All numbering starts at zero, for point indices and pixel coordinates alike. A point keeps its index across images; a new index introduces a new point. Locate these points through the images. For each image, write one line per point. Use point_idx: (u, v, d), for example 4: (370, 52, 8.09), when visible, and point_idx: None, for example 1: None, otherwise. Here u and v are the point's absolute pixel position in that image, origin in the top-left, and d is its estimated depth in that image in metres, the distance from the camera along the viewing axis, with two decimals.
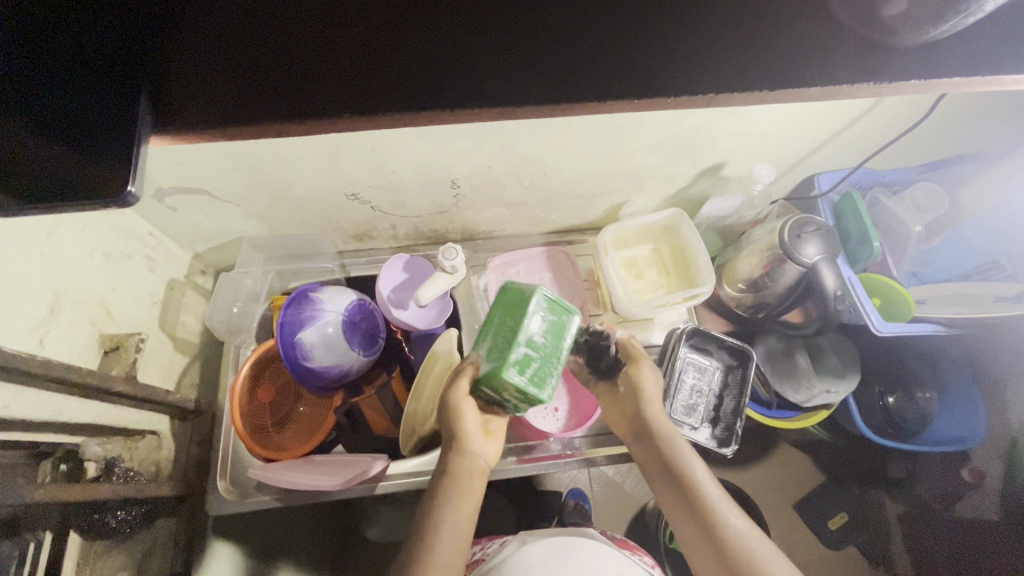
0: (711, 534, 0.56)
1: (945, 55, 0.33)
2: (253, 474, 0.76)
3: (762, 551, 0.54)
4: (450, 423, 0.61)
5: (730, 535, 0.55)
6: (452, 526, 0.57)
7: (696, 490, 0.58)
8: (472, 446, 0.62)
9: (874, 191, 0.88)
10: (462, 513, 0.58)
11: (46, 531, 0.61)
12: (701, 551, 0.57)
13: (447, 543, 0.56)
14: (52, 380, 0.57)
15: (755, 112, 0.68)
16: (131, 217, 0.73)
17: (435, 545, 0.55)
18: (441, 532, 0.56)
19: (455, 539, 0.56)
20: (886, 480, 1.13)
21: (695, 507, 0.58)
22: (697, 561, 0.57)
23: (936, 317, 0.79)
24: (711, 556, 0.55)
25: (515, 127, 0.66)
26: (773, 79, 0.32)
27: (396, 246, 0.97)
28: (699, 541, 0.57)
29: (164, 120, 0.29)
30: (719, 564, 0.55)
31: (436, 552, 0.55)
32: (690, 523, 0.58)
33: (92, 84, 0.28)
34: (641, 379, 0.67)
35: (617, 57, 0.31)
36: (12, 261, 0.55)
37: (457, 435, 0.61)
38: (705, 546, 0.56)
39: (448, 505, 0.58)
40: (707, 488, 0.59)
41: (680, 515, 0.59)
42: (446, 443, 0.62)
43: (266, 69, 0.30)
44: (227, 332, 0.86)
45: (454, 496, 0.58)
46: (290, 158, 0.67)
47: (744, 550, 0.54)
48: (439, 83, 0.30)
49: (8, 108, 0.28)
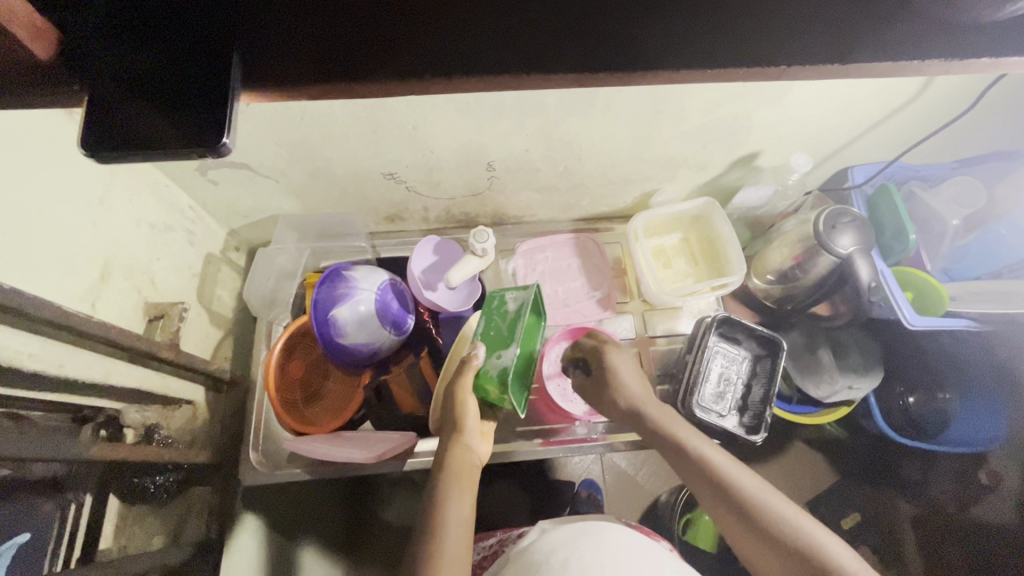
0: (742, 507, 0.56)
1: (1013, 33, 0.33)
2: (286, 446, 0.78)
3: (794, 514, 0.54)
4: (454, 413, 0.62)
5: (760, 504, 0.55)
6: (456, 512, 0.56)
7: (720, 470, 0.58)
8: (471, 439, 0.62)
9: (910, 185, 0.87)
10: (464, 501, 0.57)
11: (88, 494, 0.64)
12: (734, 525, 0.56)
13: (455, 531, 0.55)
14: (103, 342, 0.58)
15: (798, 98, 0.68)
16: (174, 190, 0.74)
17: (443, 535, 0.54)
18: (448, 520, 0.55)
19: (461, 528, 0.56)
20: (902, 480, 1.12)
21: (720, 485, 0.58)
22: (733, 535, 0.57)
23: (968, 311, 0.81)
24: (745, 527, 0.55)
25: (557, 109, 0.67)
26: (844, 54, 0.32)
27: (426, 229, 0.98)
28: (729, 516, 0.57)
29: (253, 78, 0.29)
30: (753, 532, 0.55)
31: (444, 541, 0.54)
32: (718, 501, 0.57)
33: (188, 37, 0.29)
34: (616, 364, 0.70)
35: (692, 17, 0.31)
36: (68, 226, 0.56)
37: (460, 425, 0.62)
38: (737, 517, 0.56)
39: (451, 493, 0.57)
40: (729, 466, 0.59)
41: (706, 495, 0.59)
42: (447, 435, 0.63)
43: (346, 20, 0.29)
44: (262, 307, 0.88)
45: (456, 487, 0.58)
46: (333, 135, 0.69)
47: (776, 515, 0.54)
48: (512, 42, 0.30)
49: (98, 59, 0.28)
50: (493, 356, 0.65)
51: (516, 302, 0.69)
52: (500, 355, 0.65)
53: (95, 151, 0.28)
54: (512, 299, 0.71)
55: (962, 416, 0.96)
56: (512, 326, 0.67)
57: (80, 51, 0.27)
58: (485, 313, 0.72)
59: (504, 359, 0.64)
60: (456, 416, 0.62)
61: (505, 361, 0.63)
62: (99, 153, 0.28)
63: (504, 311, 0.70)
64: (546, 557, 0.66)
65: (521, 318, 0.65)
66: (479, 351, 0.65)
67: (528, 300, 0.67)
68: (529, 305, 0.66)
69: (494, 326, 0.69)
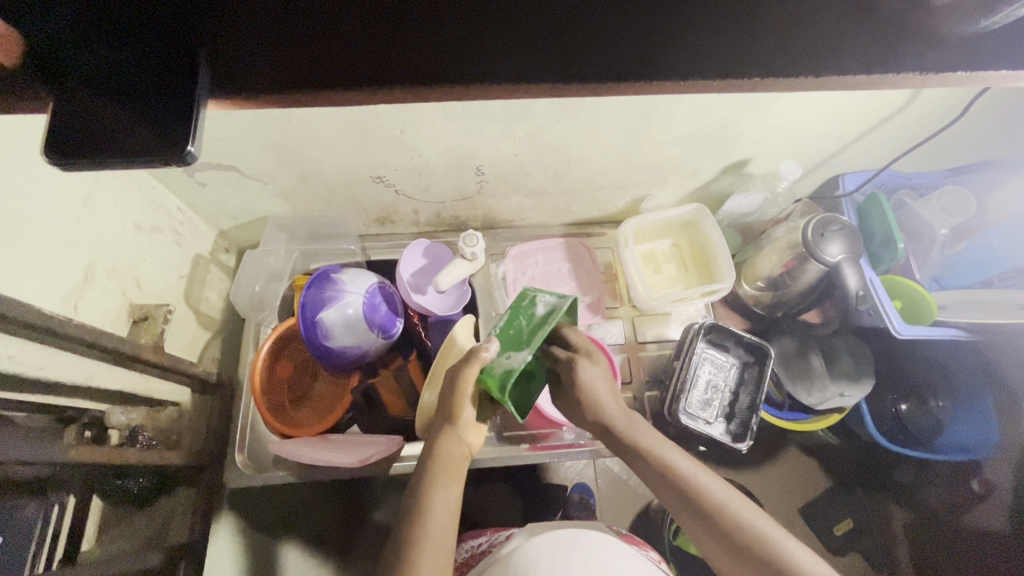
0: (715, 524, 0.55)
1: (990, 46, 0.33)
2: (273, 448, 0.78)
3: (770, 528, 0.54)
4: (448, 403, 0.61)
5: (735, 520, 0.54)
6: (440, 501, 0.55)
7: (695, 487, 0.57)
8: (464, 430, 0.61)
9: (900, 194, 0.87)
10: (450, 490, 0.57)
11: (71, 495, 0.63)
12: (706, 538, 0.56)
13: (438, 521, 0.54)
14: (85, 344, 0.58)
15: (786, 107, 0.68)
16: (161, 191, 0.74)
17: (425, 522, 0.54)
18: (431, 509, 0.55)
19: (444, 518, 0.55)
20: (894, 487, 1.12)
21: (695, 503, 0.56)
22: (706, 546, 0.57)
23: (956, 321, 0.79)
24: (718, 542, 0.55)
25: (544, 115, 0.67)
26: (817, 66, 0.32)
27: (417, 232, 0.98)
28: (703, 531, 0.56)
29: (219, 85, 0.29)
30: (727, 547, 0.54)
31: (425, 528, 0.53)
32: (692, 517, 0.56)
33: (153, 45, 0.29)
34: (589, 381, 0.62)
35: (666, 26, 0.31)
36: (50, 226, 0.56)
37: (455, 414, 0.60)
38: (709, 533, 0.55)
39: (438, 482, 0.56)
40: (703, 482, 0.57)
41: (679, 508, 0.58)
42: (439, 424, 0.62)
43: (311, 27, 0.29)
44: (250, 309, 0.88)
45: (442, 476, 0.57)
46: (320, 138, 0.68)
47: (750, 530, 0.54)
48: (480, 50, 0.30)
49: (62, 65, 0.28)
50: (503, 355, 0.60)
51: (547, 307, 0.64)
52: (510, 355, 0.60)
53: (60, 158, 0.28)
54: (543, 303, 0.66)
55: (957, 425, 0.95)
56: (533, 330, 0.61)
57: (45, 57, 0.27)
58: (512, 310, 0.67)
59: (512, 361, 0.59)
60: (452, 407, 0.61)
61: (512, 363, 0.57)
62: (63, 159, 0.27)
63: (531, 313, 0.65)
64: (533, 562, 0.65)
65: (545, 324, 0.59)
66: (491, 346, 0.60)
67: (559, 308, 0.61)
68: (558, 312, 0.60)
69: (515, 325, 0.65)
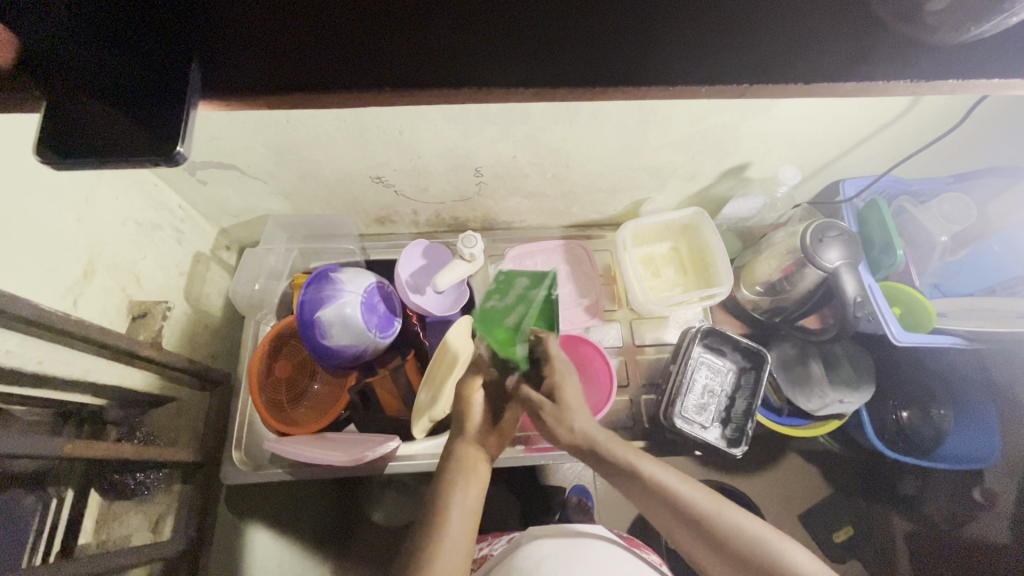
0: (700, 530, 0.53)
1: (985, 56, 0.33)
2: (267, 446, 0.78)
3: (755, 529, 0.53)
4: (462, 411, 0.63)
5: (718, 524, 0.53)
6: (460, 503, 0.55)
7: (707, 516, 0.54)
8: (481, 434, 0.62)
9: (899, 200, 0.86)
10: (469, 494, 0.56)
11: (70, 488, 0.66)
12: (699, 551, 0.54)
13: (457, 523, 0.53)
14: (83, 340, 0.58)
15: (785, 112, 0.68)
16: (162, 189, 0.75)
17: (445, 523, 0.53)
18: (450, 511, 0.54)
19: (464, 522, 0.54)
20: (898, 497, 1.10)
21: (705, 530, 0.53)
22: (695, 553, 0.55)
23: (953, 329, 0.79)
24: (709, 550, 0.53)
25: (542, 117, 0.67)
26: (806, 70, 0.32)
27: (416, 232, 0.99)
28: (696, 545, 0.54)
29: (211, 90, 0.30)
30: (718, 558, 0.53)
31: (445, 533, 0.53)
32: (676, 526, 0.55)
33: (145, 45, 0.29)
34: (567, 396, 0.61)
35: (662, 26, 0.31)
36: (49, 223, 0.57)
37: (468, 420, 0.62)
38: (697, 540, 0.54)
39: (457, 484, 0.56)
40: (707, 506, 0.55)
41: (660, 516, 0.56)
42: (456, 431, 0.63)
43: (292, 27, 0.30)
44: (248, 307, 0.88)
45: (461, 478, 0.57)
46: (319, 138, 0.69)
47: (760, 549, 0.52)
48: (466, 55, 0.31)
49: (56, 68, 0.28)
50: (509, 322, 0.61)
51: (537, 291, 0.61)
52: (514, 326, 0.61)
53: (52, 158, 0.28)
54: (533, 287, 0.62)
55: (958, 434, 0.94)
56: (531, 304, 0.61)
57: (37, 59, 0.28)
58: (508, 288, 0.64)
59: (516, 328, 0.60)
60: (464, 414, 0.63)
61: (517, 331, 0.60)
62: (55, 159, 0.28)
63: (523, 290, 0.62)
64: (536, 567, 0.65)
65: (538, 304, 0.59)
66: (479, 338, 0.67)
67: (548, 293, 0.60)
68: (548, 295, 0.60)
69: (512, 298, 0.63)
